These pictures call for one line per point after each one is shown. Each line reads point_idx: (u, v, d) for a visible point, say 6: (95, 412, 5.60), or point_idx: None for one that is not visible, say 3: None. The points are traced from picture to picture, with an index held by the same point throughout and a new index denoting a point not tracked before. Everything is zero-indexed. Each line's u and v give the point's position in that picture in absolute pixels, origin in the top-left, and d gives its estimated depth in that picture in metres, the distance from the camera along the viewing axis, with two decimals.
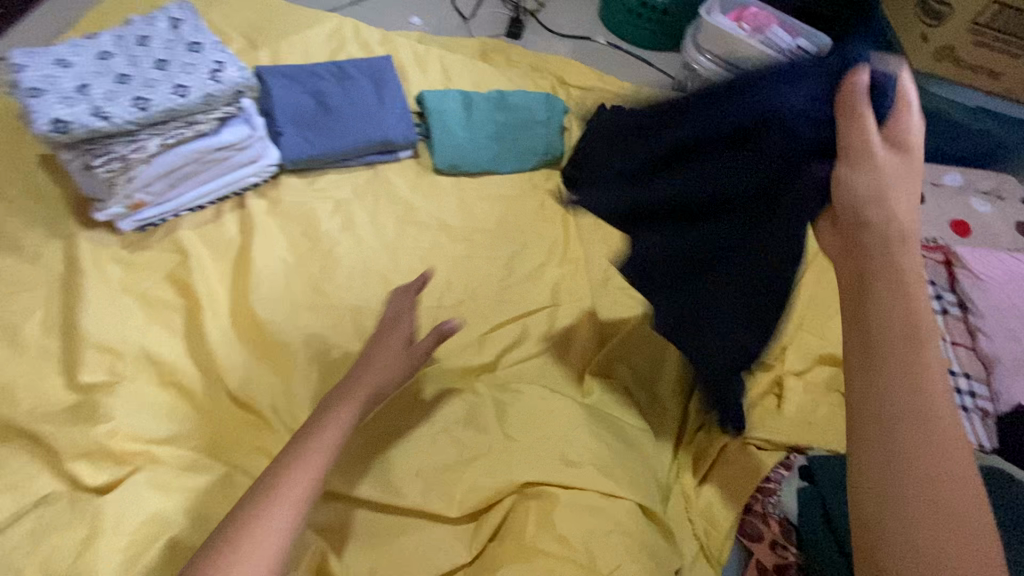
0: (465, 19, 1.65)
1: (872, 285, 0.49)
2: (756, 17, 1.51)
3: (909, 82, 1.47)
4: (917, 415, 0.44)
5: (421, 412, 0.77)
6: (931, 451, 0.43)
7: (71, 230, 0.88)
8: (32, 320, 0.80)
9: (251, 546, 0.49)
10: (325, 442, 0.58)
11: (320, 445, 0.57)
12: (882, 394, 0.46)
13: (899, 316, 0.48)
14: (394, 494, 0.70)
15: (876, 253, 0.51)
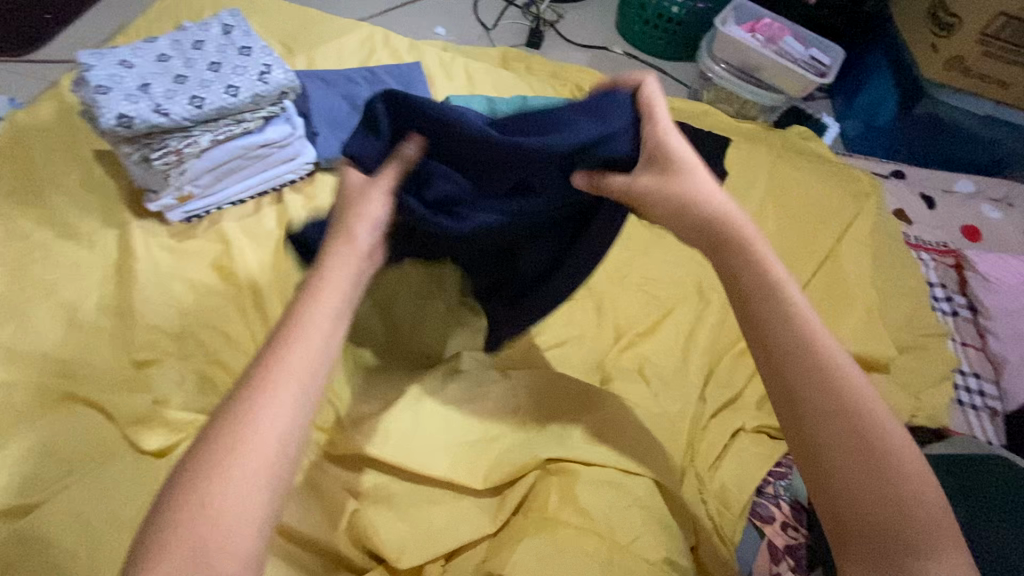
0: (487, 29, 1.72)
1: (757, 309, 0.52)
2: (769, 28, 1.54)
3: (919, 91, 1.52)
4: (852, 446, 0.47)
5: (449, 393, 0.81)
6: (867, 477, 0.46)
7: (124, 218, 0.95)
8: (89, 300, 0.86)
9: (233, 465, 0.42)
10: (297, 349, 0.47)
11: (293, 354, 0.47)
12: (803, 403, 0.49)
13: (802, 356, 0.50)
14: (422, 466, 0.73)
15: (744, 279, 0.54)
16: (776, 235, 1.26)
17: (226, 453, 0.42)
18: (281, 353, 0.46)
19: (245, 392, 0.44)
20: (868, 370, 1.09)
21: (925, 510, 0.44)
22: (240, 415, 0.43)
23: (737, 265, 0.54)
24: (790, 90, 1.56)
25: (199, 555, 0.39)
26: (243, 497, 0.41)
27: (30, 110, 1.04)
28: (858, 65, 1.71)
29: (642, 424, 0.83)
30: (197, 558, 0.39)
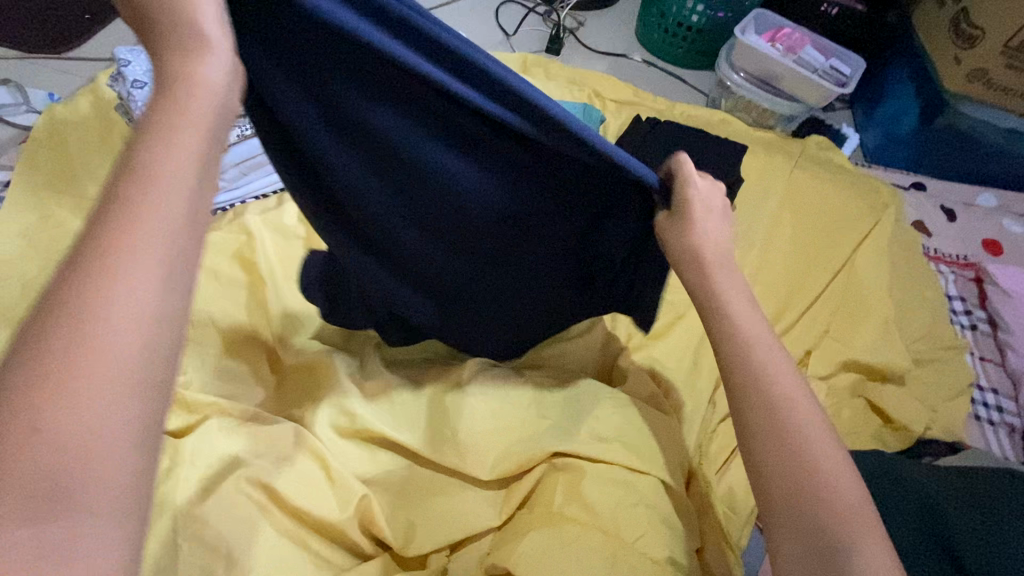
0: (507, 35, 1.75)
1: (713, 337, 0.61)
2: (789, 37, 1.56)
3: (941, 104, 1.49)
4: (787, 452, 0.53)
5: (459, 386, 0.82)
6: (798, 470, 0.53)
7: None
8: None
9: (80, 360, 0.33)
10: (139, 196, 0.37)
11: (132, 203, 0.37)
12: (735, 407, 0.58)
13: (751, 375, 0.57)
14: (433, 452, 0.75)
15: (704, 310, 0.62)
16: (792, 243, 1.26)
17: (61, 345, 0.33)
18: (115, 230, 0.36)
19: (73, 277, 0.35)
20: (882, 380, 1.08)
21: (843, 497, 0.51)
22: (73, 306, 0.34)
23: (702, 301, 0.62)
24: (808, 99, 1.56)
25: (64, 479, 0.31)
26: (107, 407, 0.33)
27: (67, 104, 1.09)
28: (882, 75, 1.70)
29: (650, 422, 0.83)
30: (57, 487, 0.31)
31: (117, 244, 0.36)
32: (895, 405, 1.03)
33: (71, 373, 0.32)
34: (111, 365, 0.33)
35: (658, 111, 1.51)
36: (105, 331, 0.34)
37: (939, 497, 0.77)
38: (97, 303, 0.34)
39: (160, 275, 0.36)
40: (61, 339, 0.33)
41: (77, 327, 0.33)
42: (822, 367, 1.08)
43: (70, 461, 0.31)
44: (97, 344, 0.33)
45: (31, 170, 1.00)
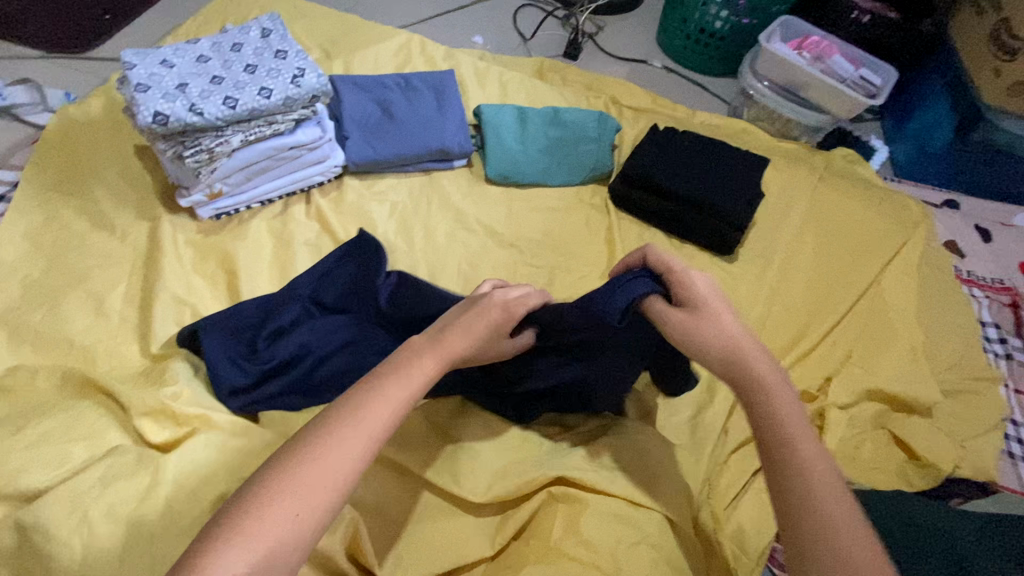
0: (525, 39, 1.71)
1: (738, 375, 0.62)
2: (818, 46, 1.50)
3: (977, 117, 1.42)
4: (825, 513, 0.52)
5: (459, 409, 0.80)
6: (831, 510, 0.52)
7: (156, 213, 0.97)
8: (116, 292, 0.88)
9: (306, 481, 0.49)
10: (398, 387, 0.57)
11: (395, 389, 0.57)
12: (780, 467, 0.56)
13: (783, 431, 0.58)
14: (429, 468, 0.72)
15: (725, 362, 0.63)
16: (815, 262, 1.20)
17: (308, 465, 0.50)
18: (358, 409, 0.55)
19: (332, 425, 0.53)
20: (908, 413, 1.02)
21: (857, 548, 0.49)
22: (318, 441, 0.52)
23: (721, 352, 0.63)
24: (835, 110, 1.49)
25: (274, 553, 0.46)
26: (303, 518, 0.48)
27: (80, 105, 1.09)
28: (915, 85, 1.62)
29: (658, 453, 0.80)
30: (267, 559, 0.46)
31: (364, 405, 0.55)
32: (923, 439, 0.96)
33: (305, 480, 0.49)
34: (333, 478, 0.50)
35: (678, 120, 1.46)
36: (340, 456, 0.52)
37: (968, 543, 0.71)
38: (328, 453, 0.51)
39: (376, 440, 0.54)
40: (310, 453, 0.51)
41: (322, 443, 0.51)
42: (844, 395, 1.02)
43: (280, 542, 0.46)
44: (323, 470, 0.50)
45: (40, 170, 0.99)
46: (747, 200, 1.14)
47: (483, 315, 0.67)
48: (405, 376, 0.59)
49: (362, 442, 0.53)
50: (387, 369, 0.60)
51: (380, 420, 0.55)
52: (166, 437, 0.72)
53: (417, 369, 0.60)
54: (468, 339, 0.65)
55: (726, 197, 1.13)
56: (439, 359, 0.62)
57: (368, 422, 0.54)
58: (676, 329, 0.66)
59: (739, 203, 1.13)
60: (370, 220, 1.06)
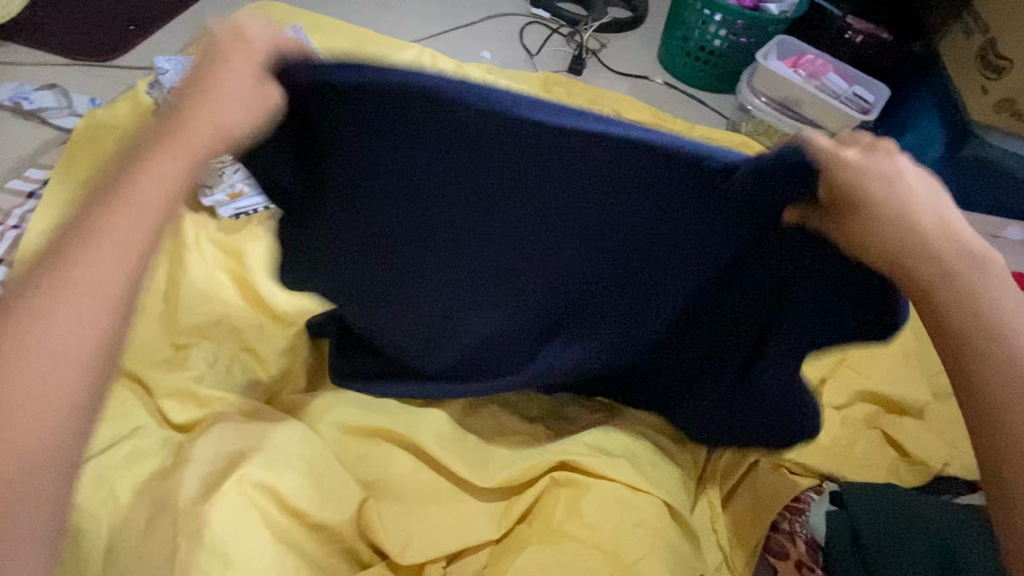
0: (531, 54, 1.78)
1: (975, 271, 0.51)
2: (812, 65, 1.57)
3: (968, 132, 1.47)
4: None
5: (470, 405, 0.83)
6: None
7: (180, 211, 1.02)
8: (141, 284, 0.93)
9: (61, 299, 0.58)
10: (167, 172, 0.68)
11: (153, 183, 0.67)
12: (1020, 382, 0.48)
13: None
14: (445, 452, 0.75)
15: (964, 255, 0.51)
16: None
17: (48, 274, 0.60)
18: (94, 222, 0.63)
19: (79, 239, 0.63)
20: (900, 414, 1.06)
21: None
22: (48, 272, 0.60)
23: (972, 245, 0.51)
24: (830, 125, 1.56)
25: (65, 401, 0.55)
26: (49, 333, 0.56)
27: (108, 109, 1.14)
28: (906, 103, 1.67)
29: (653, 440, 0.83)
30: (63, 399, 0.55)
31: (118, 211, 0.64)
32: (913, 440, 1.00)
33: (61, 301, 0.58)
34: (105, 264, 0.61)
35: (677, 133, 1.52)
36: (83, 265, 0.61)
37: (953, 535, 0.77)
38: (61, 267, 0.60)
39: (111, 230, 0.64)
40: (53, 264, 0.60)
41: (69, 261, 0.60)
42: (838, 396, 1.05)
43: (62, 349, 0.56)
44: (54, 285, 0.59)
45: (71, 169, 1.05)
46: None
47: (227, 78, 0.71)
48: (147, 174, 0.67)
49: (125, 229, 0.64)
50: (99, 205, 0.65)
51: (130, 227, 0.64)
52: (188, 419, 0.76)
53: (162, 159, 0.67)
54: (232, 111, 0.71)
55: None
56: (189, 140, 0.70)
57: (112, 226, 0.63)
58: (877, 219, 0.51)
59: None
60: None
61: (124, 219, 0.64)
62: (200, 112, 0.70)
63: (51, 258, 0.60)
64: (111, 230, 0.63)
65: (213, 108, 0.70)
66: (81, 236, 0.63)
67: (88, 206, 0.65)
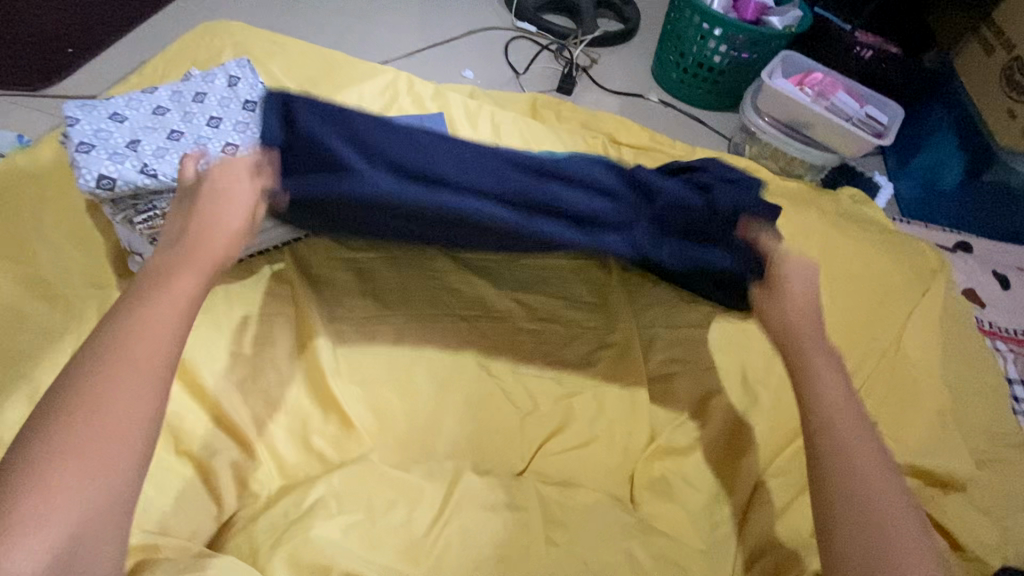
0: (517, 73, 1.64)
1: None
2: (820, 82, 1.44)
3: (989, 159, 1.38)
4: None
5: (464, 538, 0.71)
6: None
7: (107, 280, 0.87)
8: (56, 378, 0.78)
9: (96, 420, 0.47)
10: (185, 283, 0.58)
11: (181, 285, 0.57)
12: None
13: None
14: None
15: None
16: (833, 317, 1.11)
17: (71, 432, 0.46)
18: (130, 358, 0.51)
19: (97, 367, 0.50)
20: (942, 488, 0.94)
21: None
22: (72, 419, 0.47)
23: None
24: (842, 149, 1.44)
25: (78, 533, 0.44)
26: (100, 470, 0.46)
27: (27, 154, 0.98)
28: (917, 122, 1.57)
29: (657, 556, 0.73)
30: (77, 543, 0.44)
31: (125, 347, 0.51)
32: (962, 524, 0.89)
33: (79, 435, 0.46)
34: (121, 415, 0.48)
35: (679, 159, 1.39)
36: (110, 402, 0.48)
37: None
38: (87, 418, 0.47)
39: (143, 374, 0.51)
40: (58, 430, 0.46)
41: (92, 403, 0.48)
42: None
43: (98, 472, 0.46)
44: (76, 443, 0.46)
45: None
46: None
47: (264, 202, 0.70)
48: (162, 304, 0.55)
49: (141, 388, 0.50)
50: (120, 329, 0.53)
51: (156, 357, 0.52)
52: None
53: (179, 282, 0.58)
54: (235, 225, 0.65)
55: None
56: (216, 247, 0.62)
57: (136, 356, 0.51)
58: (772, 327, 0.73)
59: None
60: (348, 280, 0.96)
61: (160, 348, 0.53)
62: (222, 230, 0.64)
63: (58, 417, 0.47)
64: (157, 341, 0.53)
65: (218, 231, 0.63)
66: (100, 364, 0.50)
67: (100, 335, 0.52)
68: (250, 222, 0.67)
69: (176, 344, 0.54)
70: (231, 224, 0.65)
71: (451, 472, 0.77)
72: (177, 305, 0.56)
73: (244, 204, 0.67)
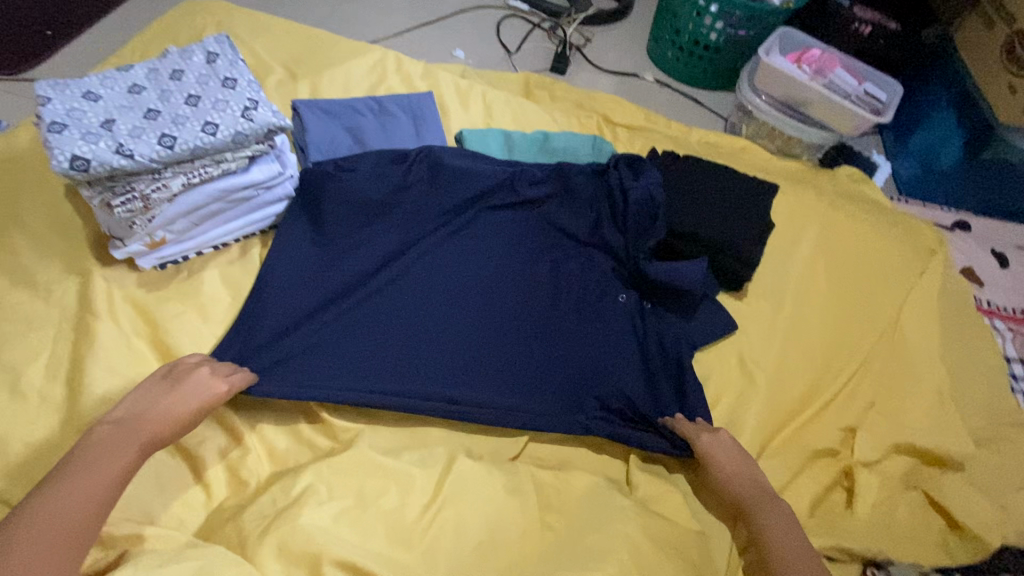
0: (509, 52, 1.60)
1: None
2: (818, 59, 1.41)
3: (989, 135, 1.34)
4: None
5: (459, 522, 0.70)
6: None
7: (87, 266, 0.84)
8: (36, 366, 0.76)
9: None
10: (120, 462, 0.63)
11: (115, 463, 0.63)
12: None
13: None
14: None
15: None
16: (831, 297, 1.09)
17: None
18: (49, 530, 0.56)
19: (15, 532, 0.55)
20: (940, 467, 0.94)
21: None
22: None
23: None
24: (840, 128, 1.41)
25: None
26: None
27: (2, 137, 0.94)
28: (918, 99, 1.54)
29: (655, 539, 0.72)
30: None
31: (48, 519, 0.57)
32: (959, 502, 0.89)
33: None
34: None
35: (675, 139, 1.36)
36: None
37: None
38: None
39: (55, 553, 0.55)
40: None
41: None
42: (870, 451, 0.92)
43: None
44: None
45: None
46: (755, 235, 1.04)
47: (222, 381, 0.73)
48: (91, 485, 0.60)
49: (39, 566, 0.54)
50: (50, 498, 0.58)
51: (68, 536, 0.57)
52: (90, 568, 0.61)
53: (117, 462, 0.63)
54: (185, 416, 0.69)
55: (736, 232, 1.03)
56: (159, 436, 0.67)
57: (48, 532, 0.56)
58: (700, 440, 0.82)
59: (750, 238, 1.04)
60: None
61: (75, 520, 0.58)
62: (175, 408, 0.69)
63: None
64: (77, 516, 0.58)
65: (173, 408, 0.69)
66: (18, 536, 0.55)
67: (26, 504, 0.58)
68: (204, 405, 0.71)
69: (91, 523, 0.59)
70: (185, 403, 0.70)
71: (443, 458, 0.76)
72: (106, 486, 0.61)
73: (204, 391, 0.71)
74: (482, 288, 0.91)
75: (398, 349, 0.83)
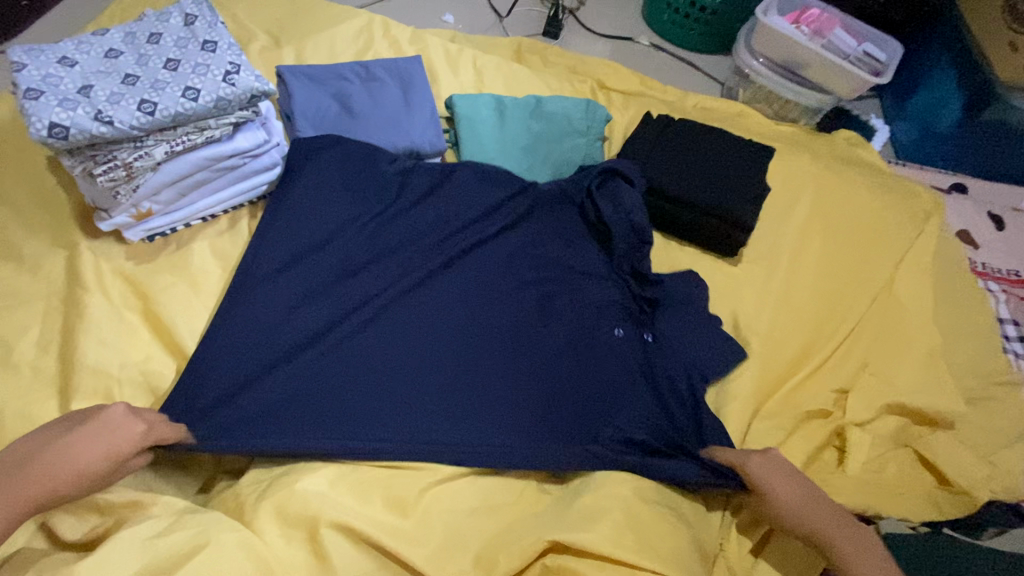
0: (500, 16, 1.56)
1: None
2: (817, 19, 1.38)
3: (988, 96, 1.32)
4: None
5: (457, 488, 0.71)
6: None
7: (74, 239, 0.83)
8: (27, 339, 0.75)
9: None
10: None
11: None
12: None
13: None
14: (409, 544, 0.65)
15: None
16: (825, 262, 1.09)
17: None
18: None
19: None
20: (930, 426, 0.95)
21: None
22: None
23: None
24: (837, 90, 1.39)
25: None
26: None
27: None
28: (917, 60, 1.52)
29: (648, 500, 0.73)
30: None
31: None
32: (948, 459, 0.90)
33: None
34: None
35: (671, 103, 1.33)
36: None
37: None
38: None
39: None
40: None
41: None
42: (862, 411, 0.93)
43: None
44: None
45: None
46: (750, 198, 1.03)
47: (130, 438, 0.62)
48: None
49: None
50: None
51: None
52: (90, 536, 0.62)
53: None
54: (76, 472, 0.59)
55: (730, 196, 1.02)
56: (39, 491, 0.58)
57: None
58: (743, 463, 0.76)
59: (744, 202, 1.03)
60: None
61: None
62: (63, 463, 0.59)
63: None
64: None
65: (61, 462, 0.59)
66: None
67: None
68: (101, 464, 0.60)
69: None
70: (79, 460, 0.60)
71: None
72: None
73: (105, 448, 0.61)
74: (465, 321, 0.84)
75: (372, 390, 0.75)
